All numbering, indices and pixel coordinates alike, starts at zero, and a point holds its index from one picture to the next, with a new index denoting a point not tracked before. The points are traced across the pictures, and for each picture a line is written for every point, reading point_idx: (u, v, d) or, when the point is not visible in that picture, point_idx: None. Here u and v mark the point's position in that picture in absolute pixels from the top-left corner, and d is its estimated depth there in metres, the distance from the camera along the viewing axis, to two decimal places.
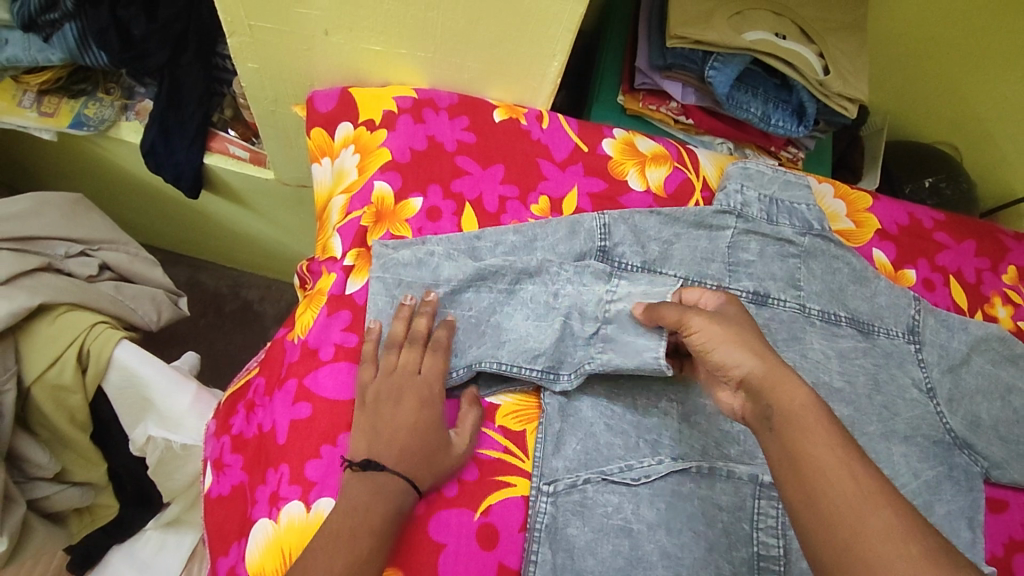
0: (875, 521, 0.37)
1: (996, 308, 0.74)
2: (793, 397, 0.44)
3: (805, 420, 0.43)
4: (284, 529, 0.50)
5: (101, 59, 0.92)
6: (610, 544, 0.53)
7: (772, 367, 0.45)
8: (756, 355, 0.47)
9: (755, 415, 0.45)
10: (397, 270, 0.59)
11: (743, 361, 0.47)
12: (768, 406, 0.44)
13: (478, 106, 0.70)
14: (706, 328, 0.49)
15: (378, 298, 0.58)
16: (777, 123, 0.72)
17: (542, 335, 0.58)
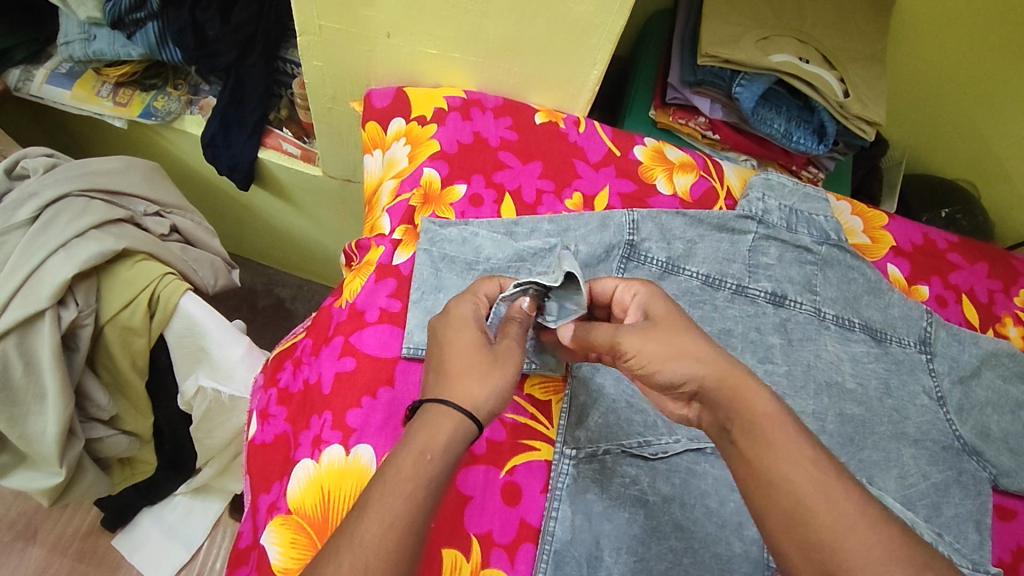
0: None
1: (1007, 328, 0.77)
2: (754, 401, 0.45)
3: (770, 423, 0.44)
4: (325, 469, 0.54)
5: (176, 55, 1.01)
6: (626, 512, 0.56)
7: (724, 375, 0.47)
8: (705, 362, 0.47)
9: (715, 426, 0.47)
10: (432, 247, 0.64)
11: (691, 372, 0.47)
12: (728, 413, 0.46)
13: (521, 109, 0.76)
14: (643, 343, 0.49)
15: (421, 275, 0.63)
16: (799, 140, 0.78)
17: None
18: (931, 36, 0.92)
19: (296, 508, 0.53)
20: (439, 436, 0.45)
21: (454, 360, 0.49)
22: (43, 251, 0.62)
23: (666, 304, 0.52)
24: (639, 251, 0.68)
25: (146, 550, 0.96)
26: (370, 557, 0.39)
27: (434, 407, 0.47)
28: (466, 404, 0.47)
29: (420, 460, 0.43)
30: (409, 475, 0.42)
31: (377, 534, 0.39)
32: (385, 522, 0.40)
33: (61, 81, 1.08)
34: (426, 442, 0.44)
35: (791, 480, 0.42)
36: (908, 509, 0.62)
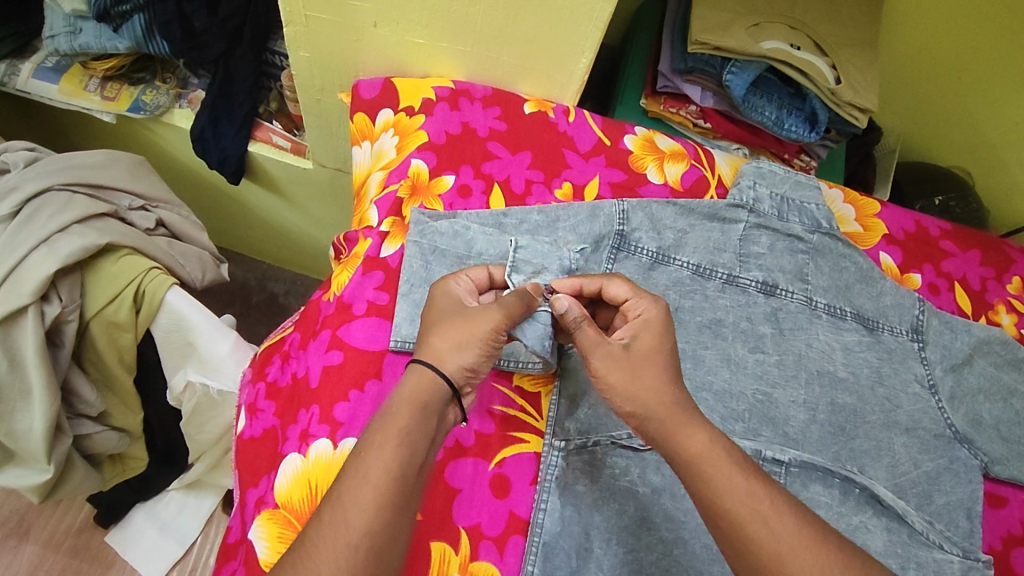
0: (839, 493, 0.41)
1: (1000, 316, 0.76)
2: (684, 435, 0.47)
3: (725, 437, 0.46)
4: (312, 463, 0.53)
5: (163, 48, 1.00)
6: (616, 503, 0.56)
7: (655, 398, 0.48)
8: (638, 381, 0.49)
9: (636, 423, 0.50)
10: (421, 240, 0.63)
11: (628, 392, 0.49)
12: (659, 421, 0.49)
13: (510, 99, 0.75)
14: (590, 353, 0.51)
15: (410, 269, 0.62)
16: (791, 127, 0.76)
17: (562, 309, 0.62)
18: (924, 23, 0.91)
19: (283, 502, 0.53)
20: (402, 390, 0.47)
21: (431, 323, 0.51)
22: (27, 245, 0.61)
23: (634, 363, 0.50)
24: (631, 240, 0.68)
25: (139, 547, 0.96)
26: (351, 509, 0.41)
27: (410, 366, 0.49)
28: (431, 359, 0.49)
29: (387, 415, 0.46)
30: (382, 428, 0.45)
31: (359, 492, 0.42)
32: (362, 476, 0.43)
33: (48, 75, 1.07)
34: (393, 397, 0.47)
35: None
36: (899, 498, 0.62)
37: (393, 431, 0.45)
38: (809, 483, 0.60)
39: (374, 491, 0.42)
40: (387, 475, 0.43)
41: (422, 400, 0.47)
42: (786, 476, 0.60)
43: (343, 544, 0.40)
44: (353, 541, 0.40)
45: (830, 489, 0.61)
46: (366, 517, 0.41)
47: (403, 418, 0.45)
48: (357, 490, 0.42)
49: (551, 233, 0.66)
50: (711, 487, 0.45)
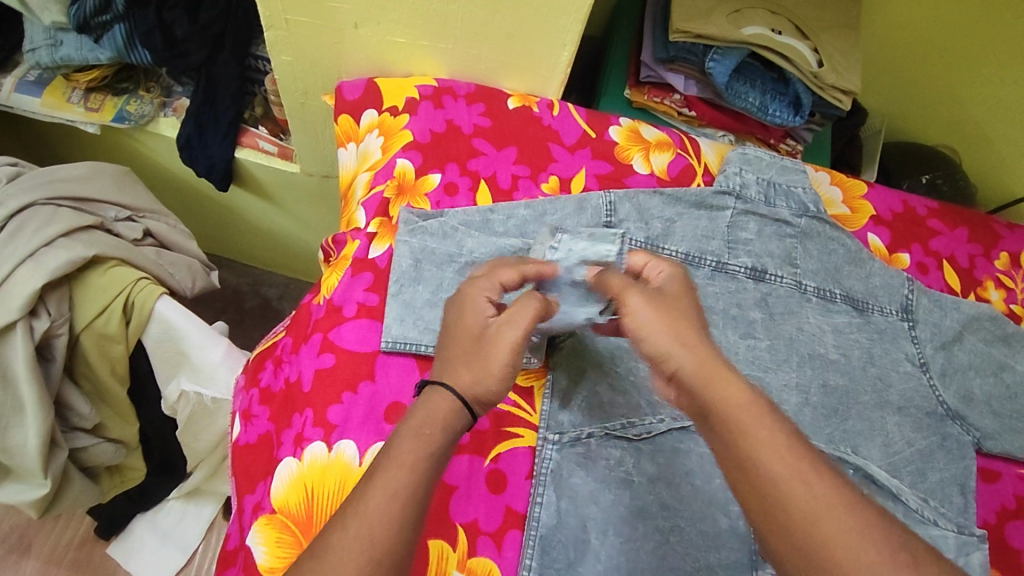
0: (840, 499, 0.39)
1: (989, 292, 0.76)
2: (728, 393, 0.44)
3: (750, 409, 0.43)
4: (307, 467, 0.54)
5: (145, 57, 0.99)
6: (612, 494, 0.56)
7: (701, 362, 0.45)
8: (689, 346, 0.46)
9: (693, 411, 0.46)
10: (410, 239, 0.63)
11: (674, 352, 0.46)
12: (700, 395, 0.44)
13: (494, 95, 0.75)
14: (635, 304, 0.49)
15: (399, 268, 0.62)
16: (775, 113, 0.77)
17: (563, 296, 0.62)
18: (903, 7, 0.92)
19: (280, 507, 0.52)
20: (433, 413, 0.46)
21: (453, 346, 0.50)
22: (13, 260, 0.61)
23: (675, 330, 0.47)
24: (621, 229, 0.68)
25: (141, 558, 0.96)
26: (375, 522, 0.41)
27: (435, 388, 0.48)
28: (457, 388, 0.48)
29: (419, 436, 0.45)
30: (412, 449, 0.44)
31: (381, 503, 0.42)
32: (387, 493, 0.42)
33: (30, 89, 1.06)
34: (425, 418, 0.46)
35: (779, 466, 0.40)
36: (893, 476, 0.63)
37: (403, 456, 0.44)
38: None
39: (392, 514, 0.42)
40: (411, 492, 0.43)
41: (450, 423, 0.46)
42: None
43: (364, 557, 0.40)
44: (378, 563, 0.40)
45: None
46: (389, 531, 0.41)
47: (412, 440, 0.45)
48: (374, 509, 0.41)
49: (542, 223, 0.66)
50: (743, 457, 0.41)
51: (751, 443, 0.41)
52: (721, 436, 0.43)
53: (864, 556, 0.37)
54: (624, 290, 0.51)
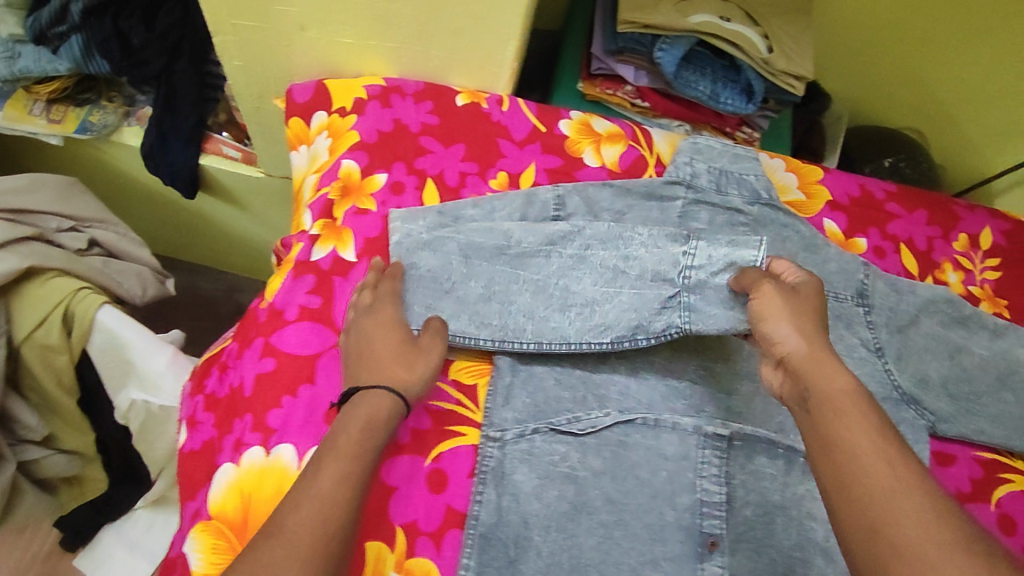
0: (922, 491, 0.41)
1: (947, 274, 0.76)
2: (834, 381, 0.48)
3: (840, 405, 0.46)
4: (245, 472, 0.54)
5: (104, 68, 0.97)
6: (556, 489, 0.57)
7: (813, 354, 0.50)
8: (807, 342, 0.51)
9: (795, 395, 0.50)
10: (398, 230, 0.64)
11: (790, 343, 0.52)
12: (806, 387, 0.49)
13: (442, 92, 0.74)
14: (772, 299, 0.54)
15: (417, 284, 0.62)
16: (727, 100, 0.75)
17: (607, 304, 0.61)
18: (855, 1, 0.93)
19: (216, 513, 0.52)
20: (367, 411, 0.51)
21: (383, 354, 0.55)
22: None
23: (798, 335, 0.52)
24: (618, 232, 0.64)
25: (106, 574, 0.87)
26: (326, 501, 0.45)
27: (364, 392, 0.53)
28: (395, 385, 0.53)
29: (369, 430, 0.50)
30: (357, 438, 0.49)
31: (331, 483, 0.46)
32: (339, 477, 0.46)
33: None
34: (368, 414, 0.51)
35: (868, 448, 0.43)
36: None
37: (341, 446, 0.48)
38: (753, 456, 0.61)
39: (335, 500, 0.45)
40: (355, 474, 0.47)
41: (388, 419, 0.52)
42: (728, 451, 0.60)
43: (316, 529, 0.43)
44: (327, 541, 0.43)
45: (775, 460, 0.61)
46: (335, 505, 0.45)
47: (354, 435, 0.49)
48: (316, 495, 0.45)
49: (555, 231, 0.64)
50: (830, 444, 0.45)
51: (845, 427, 0.45)
52: (821, 418, 0.47)
53: (931, 537, 0.38)
54: (759, 284, 0.56)
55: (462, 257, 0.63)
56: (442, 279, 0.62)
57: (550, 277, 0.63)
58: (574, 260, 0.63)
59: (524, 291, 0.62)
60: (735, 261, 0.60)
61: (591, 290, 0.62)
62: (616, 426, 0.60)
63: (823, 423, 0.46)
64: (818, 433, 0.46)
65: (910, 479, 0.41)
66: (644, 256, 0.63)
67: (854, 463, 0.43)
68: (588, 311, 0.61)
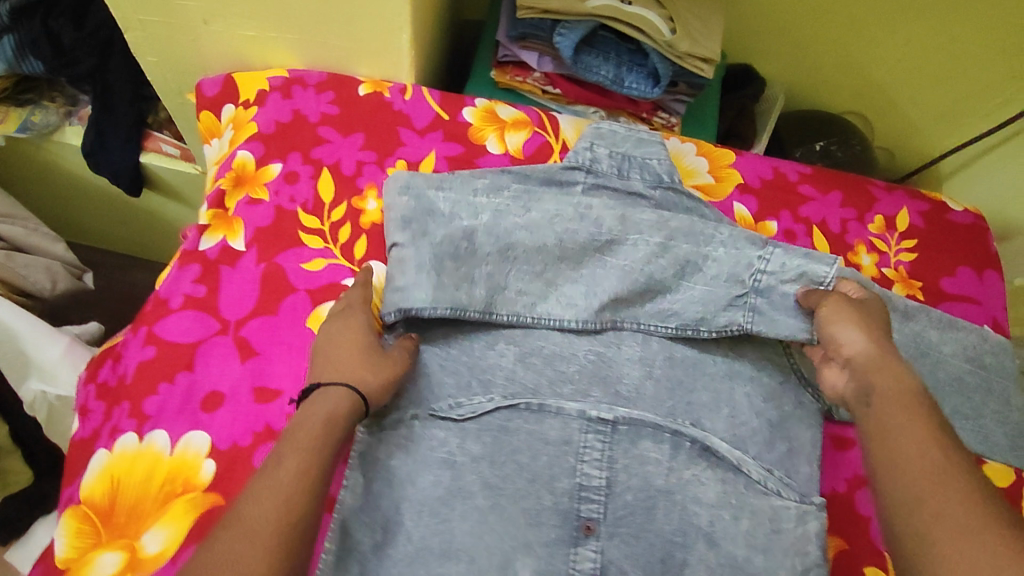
0: (964, 487, 0.44)
1: (860, 256, 0.75)
2: (897, 381, 0.53)
3: (898, 398, 0.51)
4: (116, 457, 0.55)
5: (38, 68, 0.99)
6: (431, 474, 0.57)
7: (875, 354, 0.55)
8: (870, 346, 0.56)
9: (856, 391, 0.55)
10: (401, 194, 0.64)
11: (853, 346, 0.57)
12: (867, 383, 0.54)
13: (345, 81, 0.74)
14: (837, 307, 0.60)
15: (441, 258, 0.62)
16: (632, 85, 0.75)
17: (680, 294, 0.65)
18: None
19: (85, 499, 0.53)
20: (327, 405, 0.51)
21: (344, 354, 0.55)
22: None
23: (864, 342, 0.57)
24: (700, 228, 0.67)
25: None
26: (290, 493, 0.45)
27: (327, 388, 0.52)
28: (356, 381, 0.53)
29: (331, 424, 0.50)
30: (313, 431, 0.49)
31: (294, 474, 0.46)
32: (302, 469, 0.47)
33: None
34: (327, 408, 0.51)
35: (929, 451, 0.47)
36: (736, 448, 0.62)
37: (299, 437, 0.48)
38: (638, 440, 0.61)
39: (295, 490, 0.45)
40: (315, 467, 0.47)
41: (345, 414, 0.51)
42: (611, 435, 0.60)
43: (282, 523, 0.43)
44: (291, 529, 0.43)
45: (660, 444, 0.61)
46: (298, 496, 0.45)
47: (314, 428, 0.49)
48: (277, 486, 0.45)
49: (643, 220, 0.66)
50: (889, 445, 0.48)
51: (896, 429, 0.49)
52: (882, 419, 0.50)
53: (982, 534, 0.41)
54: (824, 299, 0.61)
55: (459, 231, 0.64)
56: (415, 251, 0.62)
57: (636, 265, 0.65)
58: (558, 245, 0.65)
59: (544, 282, 0.65)
60: (808, 272, 0.64)
61: (665, 275, 0.65)
62: (499, 412, 0.60)
63: (884, 423, 0.50)
64: (880, 430, 0.50)
65: (956, 481, 0.44)
66: (721, 257, 0.65)
67: (910, 465, 0.46)
68: (642, 305, 0.65)
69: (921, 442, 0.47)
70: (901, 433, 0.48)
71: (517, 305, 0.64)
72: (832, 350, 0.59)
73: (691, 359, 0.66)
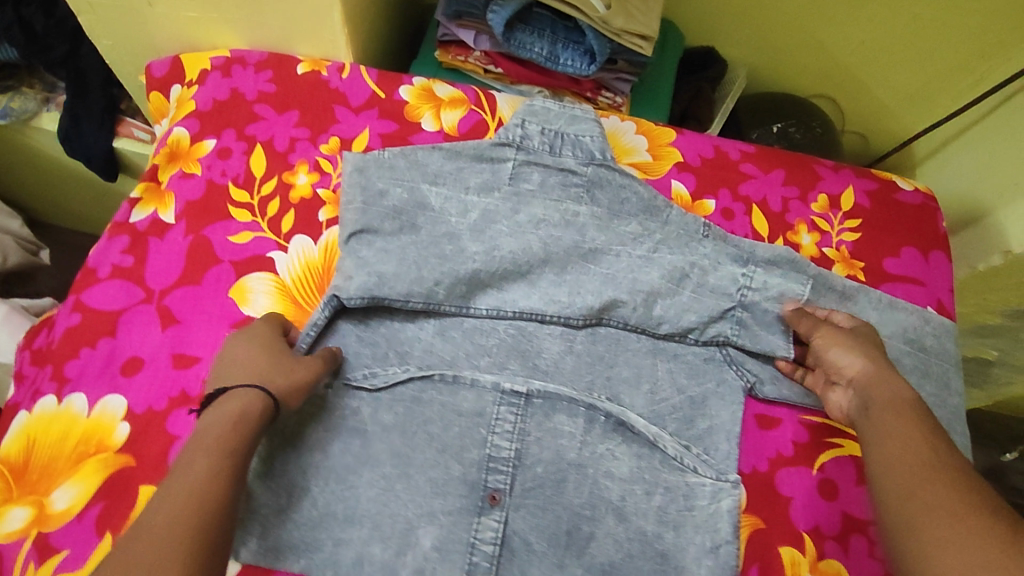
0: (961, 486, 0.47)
1: (800, 236, 0.73)
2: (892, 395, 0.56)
3: (897, 409, 0.54)
4: (34, 419, 0.56)
5: (12, 54, 1.02)
6: (340, 443, 0.57)
7: (874, 373, 0.58)
8: (864, 365, 0.59)
9: (858, 409, 0.58)
10: (395, 185, 0.64)
11: (848, 367, 0.59)
12: (868, 401, 0.57)
13: (284, 60, 0.75)
14: (830, 331, 0.62)
15: (424, 254, 0.63)
16: (567, 61, 0.75)
17: (670, 299, 0.65)
18: None
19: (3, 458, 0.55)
20: (231, 407, 0.49)
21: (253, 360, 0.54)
22: None
23: (858, 363, 0.59)
24: (686, 241, 0.68)
25: None
26: (192, 496, 0.43)
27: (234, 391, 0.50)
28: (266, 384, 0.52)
29: (240, 427, 0.48)
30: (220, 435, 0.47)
31: (202, 477, 0.45)
32: (212, 473, 0.45)
33: None
34: (233, 412, 0.49)
35: (926, 457, 0.50)
36: (654, 424, 0.62)
37: (208, 442, 0.47)
38: (552, 414, 0.61)
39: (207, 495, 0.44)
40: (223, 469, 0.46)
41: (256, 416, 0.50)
42: (524, 409, 0.60)
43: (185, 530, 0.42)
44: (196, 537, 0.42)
45: (574, 418, 0.61)
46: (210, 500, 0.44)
47: (222, 429, 0.48)
48: (185, 490, 0.44)
49: (627, 230, 0.67)
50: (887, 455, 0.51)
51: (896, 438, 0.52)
52: (882, 433, 0.53)
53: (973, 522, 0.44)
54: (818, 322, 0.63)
55: (421, 220, 0.64)
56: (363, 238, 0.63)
57: (619, 273, 0.65)
58: (521, 230, 0.66)
59: (521, 279, 0.65)
60: (789, 294, 0.66)
61: (656, 282, 0.65)
62: (413, 383, 0.60)
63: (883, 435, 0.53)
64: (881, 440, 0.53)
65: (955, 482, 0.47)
66: (708, 268, 0.66)
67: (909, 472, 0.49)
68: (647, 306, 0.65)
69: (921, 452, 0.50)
70: (894, 442, 0.52)
71: (495, 301, 0.64)
72: (833, 374, 0.61)
73: (614, 336, 0.65)
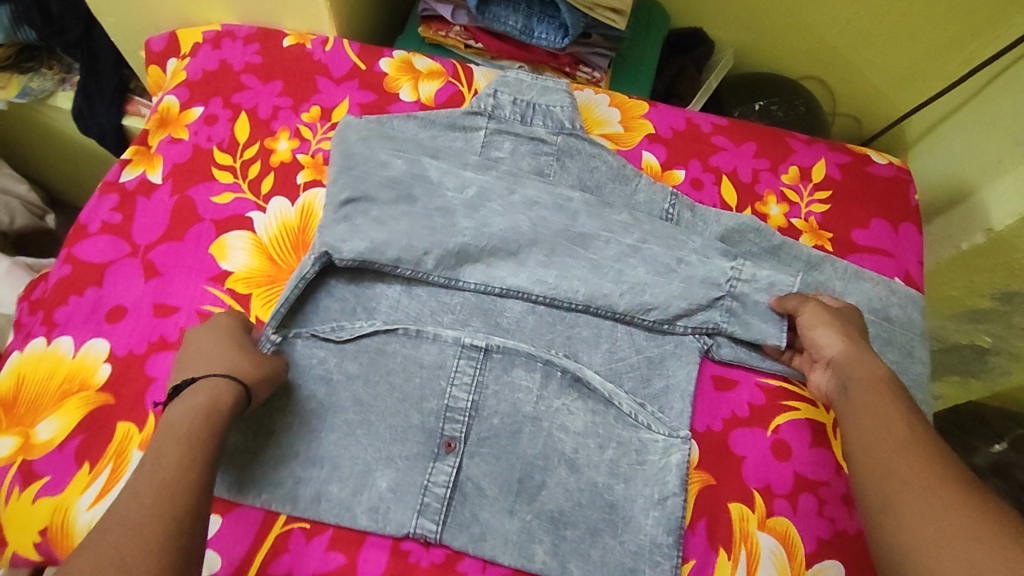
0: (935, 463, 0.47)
1: (769, 206, 0.74)
2: (872, 372, 0.57)
3: (876, 387, 0.55)
4: (25, 358, 0.61)
5: (31, 35, 1.07)
6: (307, 389, 0.60)
7: (853, 352, 0.58)
8: (845, 345, 0.59)
9: (837, 387, 0.59)
10: (397, 155, 0.66)
11: (830, 347, 0.60)
12: (847, 379, 0.57)
13: (271, 34, 0.78)
14: (814, 310, 0.62)
15: (417, 224, 0.64)
16: (541, 35, 0.78)
17: (658, 288, 0.65)
18: None
19: None
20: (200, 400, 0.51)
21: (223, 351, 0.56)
22: None
23: (842, 344, 0.60)
24: (674, 233, 0.67)
25: None
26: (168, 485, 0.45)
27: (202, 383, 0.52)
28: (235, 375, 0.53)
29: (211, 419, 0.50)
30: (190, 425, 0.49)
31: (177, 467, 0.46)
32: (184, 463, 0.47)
33: None
34: (205, 403, 0.51)
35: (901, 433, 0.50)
36: (610, 382, 0.63)
37: (177, 432, 0.48)
38: (511, 368, 0.63)
39: (180, 485, 0.45)
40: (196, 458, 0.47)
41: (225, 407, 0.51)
42: (482, 362, 0.63)
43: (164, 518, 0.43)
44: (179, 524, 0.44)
45: (532, 373, 0.63)
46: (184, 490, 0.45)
47: (193, 420, 0.49)
48: (158, 480, 0.45)
49: (618, 219, 0.67)
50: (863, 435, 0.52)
51: (873, 417, 0.53)
52: (860, 412, 0.54)
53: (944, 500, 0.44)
54: (805, 300, 0.64)
55: (417, 190, 0.66)
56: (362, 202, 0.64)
57: (606, 260, 0.66)
58: (517, 205, 0.66)
59: (511, 255, 0.66)
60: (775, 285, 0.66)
61: (644, 276, 0.65)
62: (379, 336, 0.63)
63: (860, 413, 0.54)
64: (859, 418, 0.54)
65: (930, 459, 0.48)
66: (695, 265, 0.66)
67: (881, 452, 0.50)
68: (636, 292, 0.65)
69: (897, 429, 0.51)
70: (873, 423, 0.52)
71: (484, 275, 0.66)
72: (814, 351, 0.62)
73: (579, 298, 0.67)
